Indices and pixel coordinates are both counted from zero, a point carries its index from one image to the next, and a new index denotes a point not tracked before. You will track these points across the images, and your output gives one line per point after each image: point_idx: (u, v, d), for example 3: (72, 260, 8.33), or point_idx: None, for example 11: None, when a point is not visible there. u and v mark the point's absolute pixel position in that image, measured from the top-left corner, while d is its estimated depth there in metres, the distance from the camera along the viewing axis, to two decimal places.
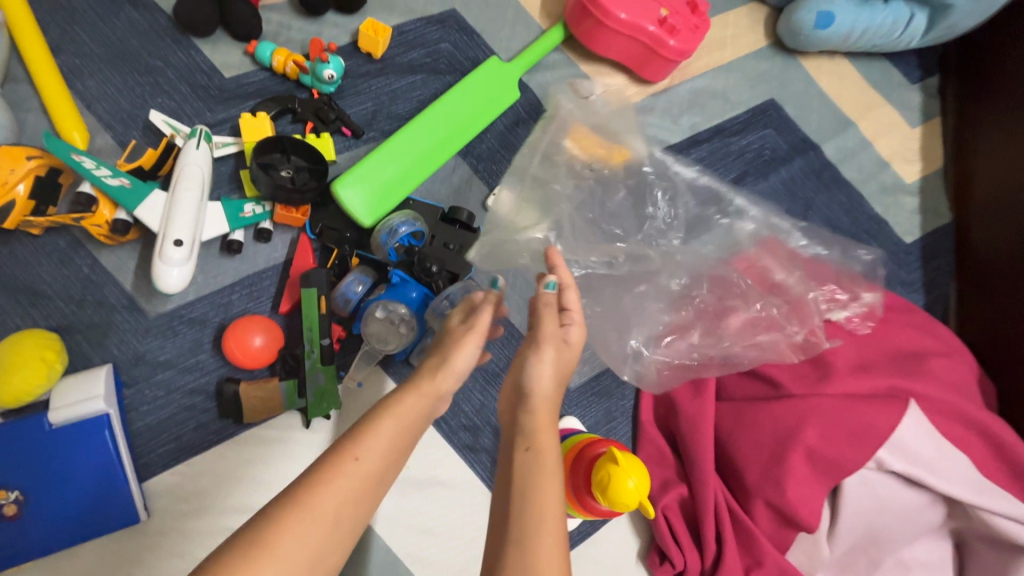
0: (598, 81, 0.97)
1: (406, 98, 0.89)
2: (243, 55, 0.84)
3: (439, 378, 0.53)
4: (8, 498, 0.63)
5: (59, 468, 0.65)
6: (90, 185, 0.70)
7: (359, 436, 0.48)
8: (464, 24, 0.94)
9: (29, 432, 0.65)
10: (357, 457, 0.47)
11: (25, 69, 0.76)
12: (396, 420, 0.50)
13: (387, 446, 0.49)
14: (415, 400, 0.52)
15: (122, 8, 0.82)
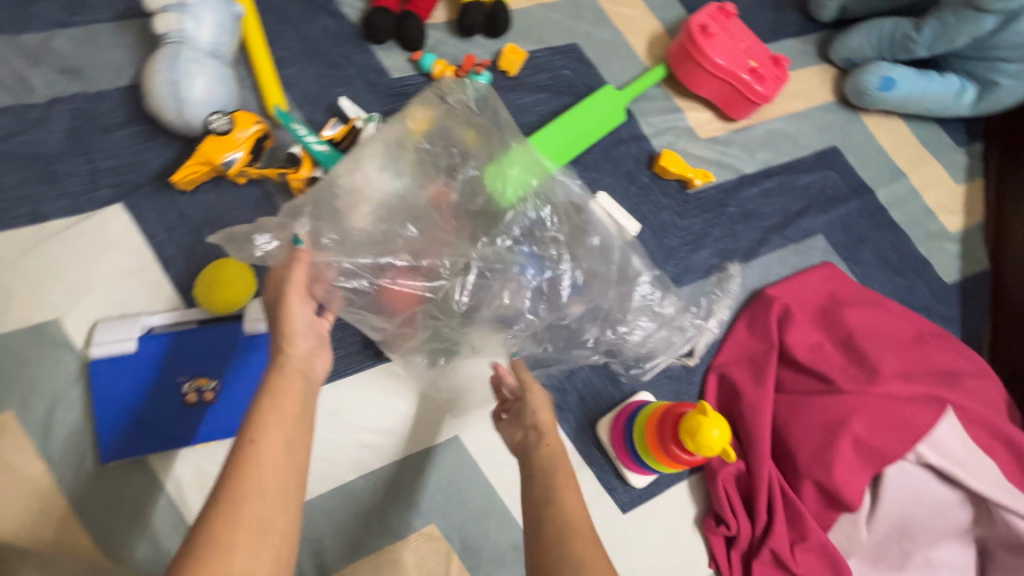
0: (689, 114, 1.14)
1: (532, 110, 1.07)
2: (408, 61, 1.03)
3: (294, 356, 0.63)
4: (208, 386, 0.79)
5: (246, 369, 0.81)
6: (299, 148, 0.88)
7: (252, 426, 0.54)
8: (583, 56, 1.12)
9: (227, 336, 0.81)
10: (253, 439, 0.53)
11: (245, 54, 0.96)
12: (276, 405, 0.57)
13: (277, 425, 0.55)
14: (289, 383, 0.60)
15: (318, 15, 1.01)
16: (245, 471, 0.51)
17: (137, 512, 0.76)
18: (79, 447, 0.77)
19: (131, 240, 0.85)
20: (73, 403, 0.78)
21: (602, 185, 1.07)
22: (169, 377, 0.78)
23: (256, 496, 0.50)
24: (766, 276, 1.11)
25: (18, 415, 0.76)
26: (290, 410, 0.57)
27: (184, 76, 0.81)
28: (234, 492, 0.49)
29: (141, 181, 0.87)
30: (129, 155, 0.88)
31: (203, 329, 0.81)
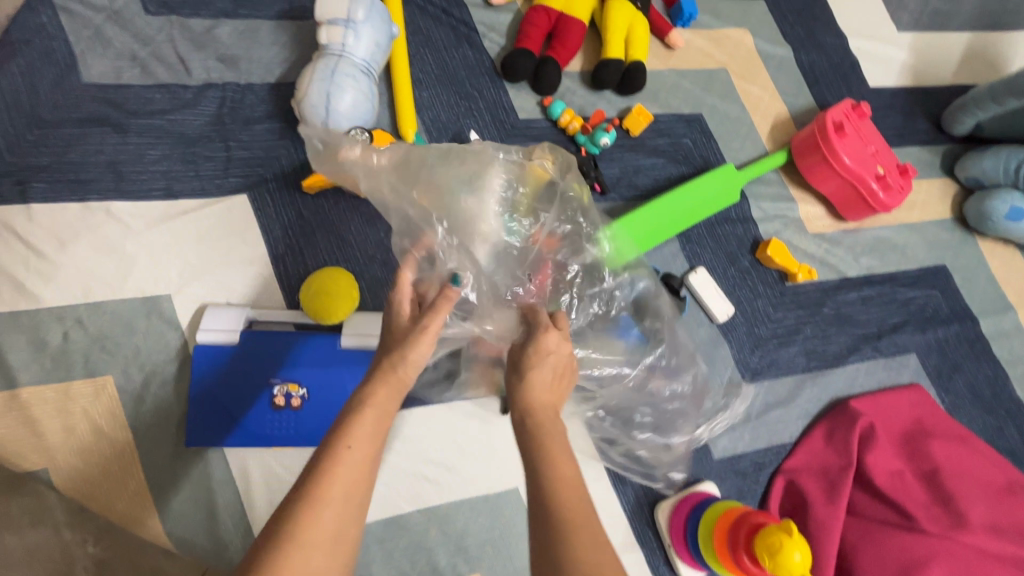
0: (801, 206, 1.11)
1: (647, 174, 1.06)
2: (536, 104, 1.03)
3: (408, 360, 0.57)
4: (296, 393, 0.80)
5: (333, 382, 0.81)
6: None
7: (344, 432, 0.52)
8: (706, 129, 1.11)
9: (321, 345, 0.82)
10: (348, 446, 0.51)
11: (386, 72, 0.98)
12: (371, 413, 0.54)
13: (369, 434, 0.52)
14: (385, 390, 0.55)
15: (461, 45, 1.03)
16: (325, 476, 0.50)
17: (207, 500, 0.78)
18: (166, 425, 0.79)
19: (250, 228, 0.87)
20: (167, 380, 0.80)
21: (701, 261, 1.05)
22: (263, 375, 0.80)
23: (333, 502, 0.49)
24: (851, 385, 1.06)
25: (117, 382, 0.79)
26: (382, 417, 0.54)
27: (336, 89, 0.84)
28: (314, 496, 0.49)
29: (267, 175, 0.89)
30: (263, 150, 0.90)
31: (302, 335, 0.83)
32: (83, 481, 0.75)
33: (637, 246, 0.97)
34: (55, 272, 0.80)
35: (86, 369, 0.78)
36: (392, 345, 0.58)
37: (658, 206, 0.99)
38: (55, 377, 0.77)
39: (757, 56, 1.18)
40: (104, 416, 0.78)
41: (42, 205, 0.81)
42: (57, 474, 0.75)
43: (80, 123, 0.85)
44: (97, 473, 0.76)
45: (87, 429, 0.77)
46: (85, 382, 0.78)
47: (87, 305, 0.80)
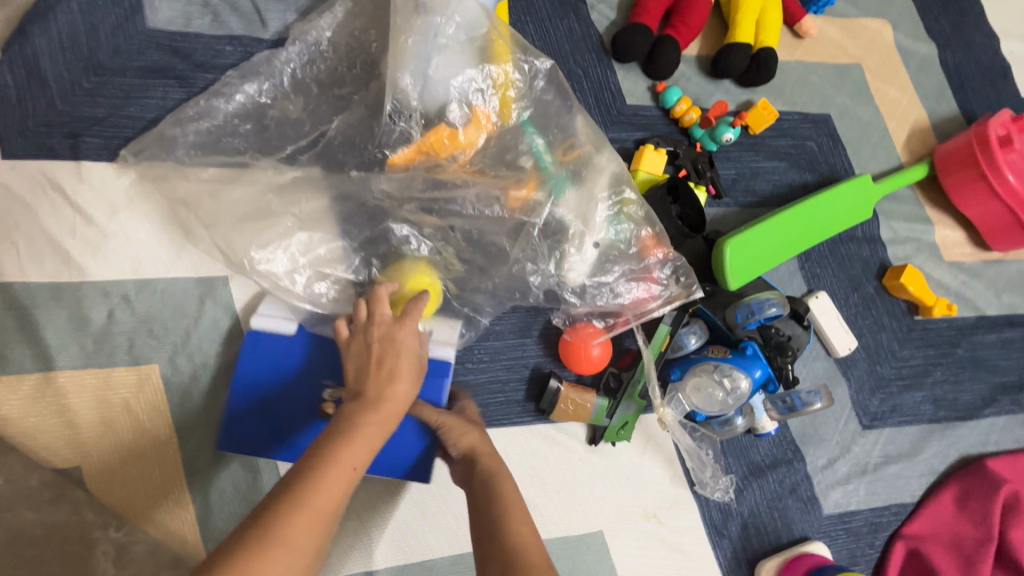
0: (937, 229, 0.97)
1: (765, 178, 0.92)
2: (647, 90, 0.90)
3: (398, 385, 0.51)
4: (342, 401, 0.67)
5: None
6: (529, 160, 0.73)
7: (351, 443, 0.46)
8: (834, 131, 0.96)
9: None
10: (354, 467, 0.45)
11: None
12: (377, 425, 0.48)
13: (371, 448, 0.47)
14: (393, 401, 0.50)
15: (566, 15, 0.90)
16: (323, 474, 0.43)
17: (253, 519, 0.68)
18: (214, 428, 0.69)
19: (305, 201, 0.71)
20: (220, 376, 0.70)
21: (821, 284, 0.91)
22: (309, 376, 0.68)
23: (322, 518, 0.41)
24: (985, 443, 0.91)
25: (163, 373, 0.69)
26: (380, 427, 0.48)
27: (432, 54, 0.71)
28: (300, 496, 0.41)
29: (331, 135, 0.75)
30: (321, 104, 0.76)
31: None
32: (114, 487, 0.65)
33: (760, 264, 0.80)
34: (103, 241, 0.70)
35: (129, 355, 0.68)
36: (393, 363, 0.52)
37: (780, 223, 0.81)
38: (93, 361, 0.67)
39: (896, 53, 1.03)
40: (146, 411, 0.67)
41: (94, 163, 0.72)
42: (88, 475, 0.64)
43: (141, 74, 0.75)
44: (131, 478, 0.65)
45: (126, 425, 0.67)
46: (129, 370, 0.68)
47: (136, 283, 0.70)
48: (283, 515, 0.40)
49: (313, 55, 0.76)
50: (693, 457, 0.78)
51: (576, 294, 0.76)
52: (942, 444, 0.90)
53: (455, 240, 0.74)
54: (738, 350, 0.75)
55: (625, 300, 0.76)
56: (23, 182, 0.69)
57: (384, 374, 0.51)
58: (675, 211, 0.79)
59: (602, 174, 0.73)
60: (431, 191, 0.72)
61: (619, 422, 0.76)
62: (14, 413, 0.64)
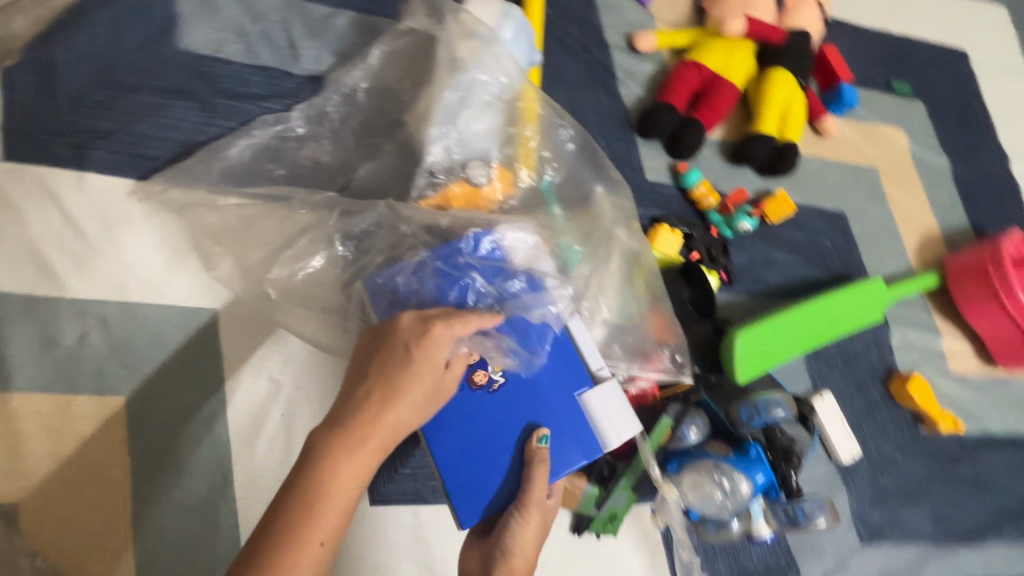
0: (945, 339, 0.95)
1: (777, 269, 0.91)
2: (668, 168, 0.91)
3: (388, 412, 0.49)
4: (496, 375, 0.60)
5: (545, 394, 0.61)
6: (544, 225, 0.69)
7: (317, 518, 0.44)
8: (849, 231, 0.96)
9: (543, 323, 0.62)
10: (323, 542, 0.44)
11: None
12: (348, 475, 0.46)
13: (341, 510, 0.45)
14: (376, 438, 0.48)
15: (595, 87, 0.91)
16: (287, 559, 0.43)
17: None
18: (176, 478, 0.63)
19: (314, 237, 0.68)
20: (191, 417, 0.65)
21: (828, 385, 0.88)
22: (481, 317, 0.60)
23: None
24: (987, 571, 0.87)
25: (129, 407, 0.64)
26: (363, 464, 0.47)
27: (461, 111, 0.70)
28: (274, 568, 0.42)
29: (354, 181, 0.74)
30: (345, 148, 0.75)
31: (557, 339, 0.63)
32: (56, 544, 0.58)
33: (771, 360, 0.77)
34: (89, 257, 0.67)
35: (95, 385, 0.63)
36: (388, 386, 0.50)
37: (792, 320, 0.79)
38: (54, 387, 0.62)
39: (910, 161, 1.05)
40: (99, 461, 0.61)
41: (97, 175, 0.69)
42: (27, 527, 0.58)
43: (164, 94, 0.73)
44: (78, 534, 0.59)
45: (77, 472, 0.61)
46: (92, 401, 0.63)
47: (118, 306, 0.66)
48: None
49: (342, 98, 0.76)
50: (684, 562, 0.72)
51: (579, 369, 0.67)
52: (944, 570, 0.85)
53: None
54: (740, 451, 0.71)
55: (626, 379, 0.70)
56: (20, 189, 0.66)
57: (379, 398, 0.50)
58: (688, 294, 0.78)
59: (616, 248, 0.71)
60: None
61: (607, 514, 0.71)
62: None
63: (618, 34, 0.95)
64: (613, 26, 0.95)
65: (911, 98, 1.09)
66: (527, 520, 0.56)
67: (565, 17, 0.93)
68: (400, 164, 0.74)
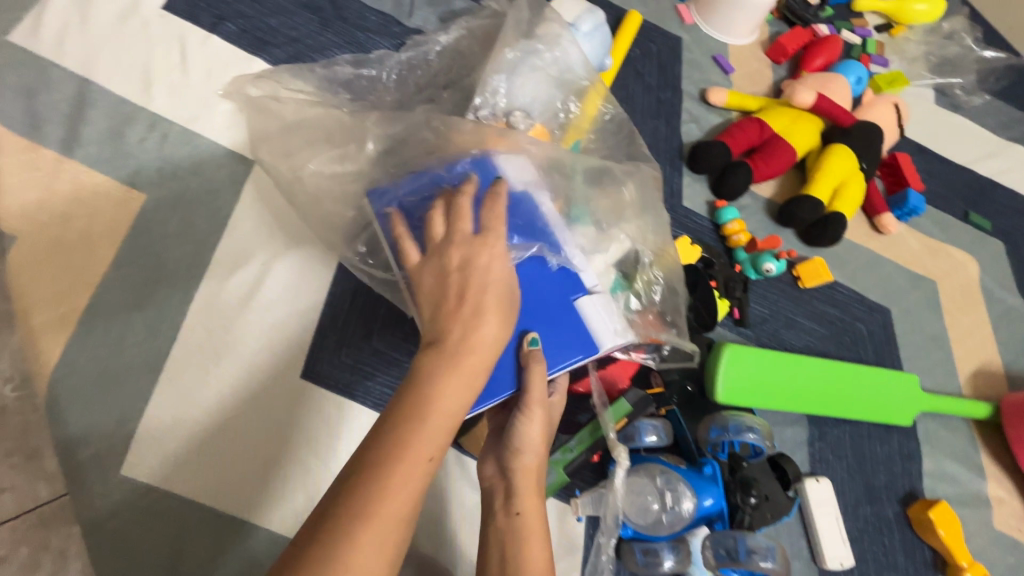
0: (988, 485, 0.80)
1: (799, 333, 0.84)
2: (707, 203, 0.91)
3: (478, 333, 0.46)
4: None
5: (549, 293, 0.60)
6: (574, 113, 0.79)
7: (420, 433, 0.40)
8: (890, 327, 0.88)
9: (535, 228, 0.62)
10: (431, 458, 0.40)
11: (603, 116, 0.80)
12: (446, 395, 0.42)
13: (438, 425, 0.41)
14: (472, 360, 0.45)
15: (658, 119, 0.97)
16: (394, 470, 0.39)
17: (134, 404, 0.61)
18: (149, 277, 0.66)
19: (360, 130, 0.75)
20: (186, 234, 0.69)
21: (830, 476, 0.75)
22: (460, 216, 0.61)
23: (393, 521, 0.38)
24: None
25: (144, 207, 0.69)
26: (468, 385, 0.44)
27: (517, 78, 0.78)
28: (374, 476, 0.38)
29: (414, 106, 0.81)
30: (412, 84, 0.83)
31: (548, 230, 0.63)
32: (169, 470, 0.60)
33: (760, 396, 0.69)
34: (180, 91, 0.78)
35: (128, 177, 0.71)
36: (480, 300, 0.48)
37: (793, 365, 0.71)
38: (98, 166, 0.70)
39: (977, 292, 0.96)
40: (221, 392, 0.64)
41: (220, 41, 0.82)
42: (146, 439, 0.60)
43: (298, 6, 0.88)
44: (196, 452, 0.61)
45: (201, 396, 0.63)
46: (119, 188, 0.70)
47: (181, 132, 0.75)
48: (351, 534, 0.36)
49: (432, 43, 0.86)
50: (596, 569, 0.61)
51: None
52: None
53: None
54: (695, 467, 0.63)
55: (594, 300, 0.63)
56: (161, 29, 0.81)
57: (469, 310, 0.47)
58: (689, 298, 0.74)
59: (615, 237, 0.71)
60: None
61: None
62: (7, 170, 0.67)
63: (695, 86, 1.03)
64: (691, 80, 1.03)
65: (991, 234, 1.03)
66: (530, 419, 0.54)
67: (651, 58, 1.02)
68: (456, 106, 0.81)
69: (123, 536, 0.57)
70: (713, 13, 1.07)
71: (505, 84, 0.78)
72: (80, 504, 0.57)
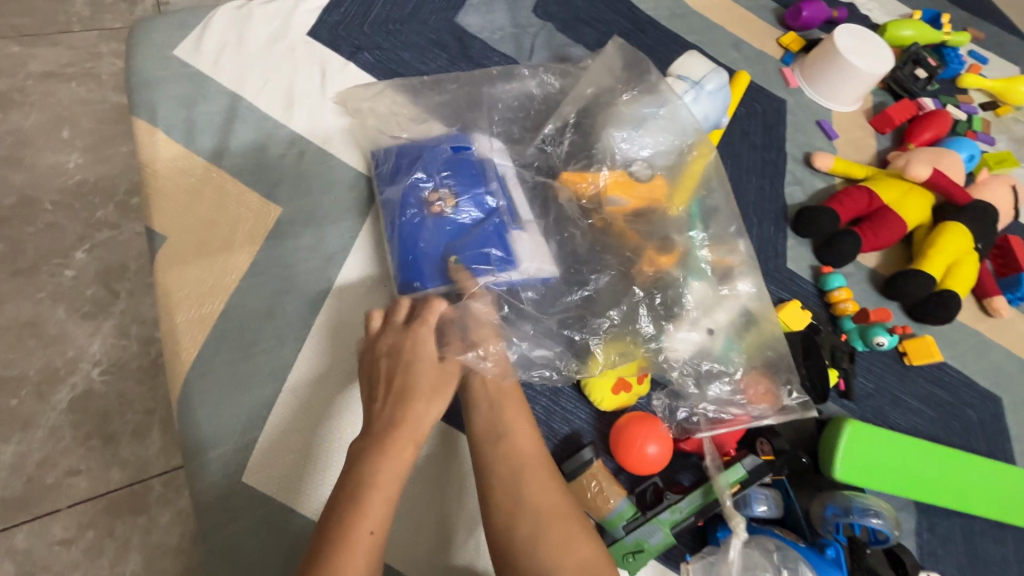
0: None
1: (905, 412, 0.81)
2: (810, 267, 0.90)
3: (408, 409, 0.51)
4: (447, 207, 0.69)
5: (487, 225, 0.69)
6: (689, 168, 0.77)
7: (359, 512, 0.44)
8: (1002, 418, 0.84)
9: (480, 173, 0.73)
10: (372, 531, 0.43)
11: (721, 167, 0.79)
12: (386, 464, 0.47)
13: (381, 491, 0.45)
14: (398, 436, 0.49)
15: (763, 178, 0.97)
16: (341, 546, 0.42)
17: (257, 412, 0.63)
18: (281, 290, 0.69)
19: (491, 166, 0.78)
20: (314, 247, 0.72)
21: (940, 572, 0.71)
22: (425, 177, 0.72)
23: None
24: None
25: (279, 219, 0.73)
26: (403, 456, 0.48)
27: (612, 116, 0.79)
28: (328, 556, 0.41)
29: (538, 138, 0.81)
30: (532, 116, 0.84)
31: (490, 182, 0.72)
32: (269, 473, 0.61)
33: (875, 478, 0.66)
34: (317, 111, 0.81)
35: (267, 191, 0.74)
36: (409, 379, 0.52)
37: (912, 450, 0.68)
38: (241, 177, 0.74)
39: None
40: (323, 397, 0.65)
41: (357, 68, 0.87)
42: (254, 443, 0.62)
43: (428, 41, 0.92)
44: (294, 470, 0.61)
45: (305, 398, 0.64)
46: (258, 200, 0.73)
47: (316, 150, 0.78)
48: None
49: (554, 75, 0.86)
50: None
51: (667, 360, 0.70)
52: None
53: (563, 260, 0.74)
54: (816, 550, 0.60)
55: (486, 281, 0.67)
56: (305, 53, 0.85)
57: (395, 391, 0.52)
58: (801, 366, 0.73)
59: (732, 296, 0.72)
60: (581, 219, 0.75)
61: (633, 543, 0.61)
62: (166, 177, 0.73)
63: (799, 149, 1.03)
64: (796, 143, 1.03)
65: None
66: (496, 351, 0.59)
67: (756, 118, 1.03)
68: (578, 140, 0.80)
69: (236, 546, 0.58)
70: (820, 79, 1.08)
71: (575, 119, 0.81)
72: (200, 508, 0.60)
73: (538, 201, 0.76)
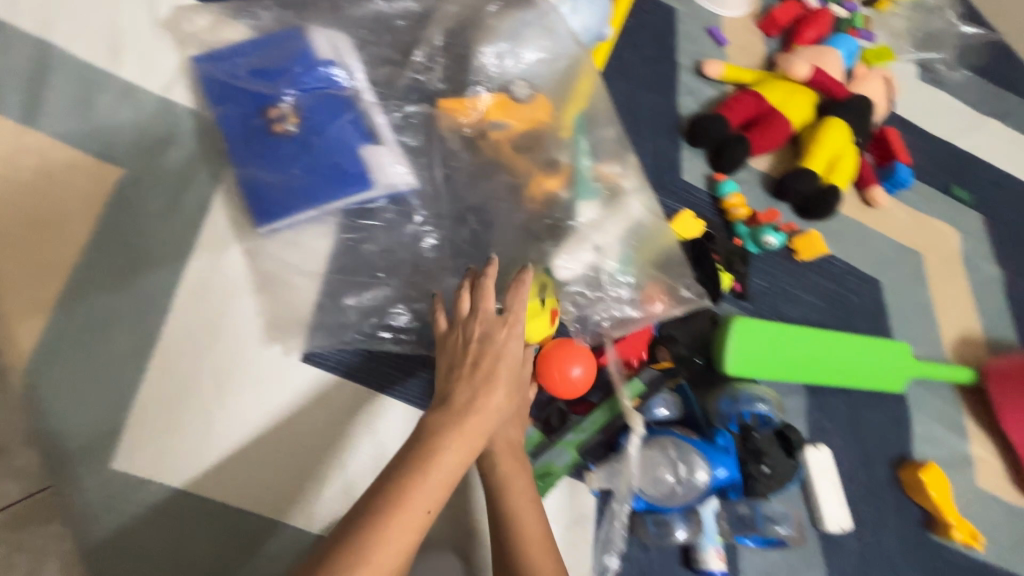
0: (973, 448, 0.83)
1: (796, 305, 0.85)
2: (706, 177, 0.91)
3: (490, 398, 0.46)
4: (290, 125, 0.68)
5: (335, 141, 0.68)
6: (574, 78, 0.73)
7: (417, 486, 0.39)
8: (880, 299, 0.90)
9: (327, 90, 0.70)
10: (427, 511, 0.39)
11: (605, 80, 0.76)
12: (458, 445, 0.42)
13: (446, 481, 0.41)
14: (475, 422, 0.44)
15: (655, 91, 0.96)
16: (389, 523, 0.37)
17: (124, 393, 0.58)
18: (135, 260, 0.62)
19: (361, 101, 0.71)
20: (167, 209, 0.65)
21: (827, 443, 0.77)
22: (263, 96, 0.69)
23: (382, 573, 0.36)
24: None
25: (120, 181, 0.64)
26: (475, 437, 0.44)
27: (486, 34, 0.73)
28: (369, 528, 0.37)
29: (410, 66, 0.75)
30: (402, 41, 0.76)
31: (338, 98, 0.70)
32: (151, 453, 0.57)
33: (763, 368, 0.70)
34: (150, 54, 0.71)
35: (101, 151, 0.65)
36: (496, 365, 0.47)
37: (797, 338, 0.72)
38: (66, 138, 0.64)
39: (960, 263, 0.99)
40: (213, 379, 0.60)
41: None
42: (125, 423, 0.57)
43: None
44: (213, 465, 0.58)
45: (181, 375, 0.60)
46: (91, 163, 0.64)
47: (156, 99, 0.69)
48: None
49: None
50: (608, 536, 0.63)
51: (565, 283, 0.68)
52: None
53: (449, 194, 0.70)
54: (709, 441, 0.65)
55: (342, 200, 0.66)
56: None
57: (481, 376, 0.46)
58: (696, 272, 0.74)
59: (626, 207, 0.69)
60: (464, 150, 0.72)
61: (542, 466, 0.63)
62: None
63: (690, 58, 1.01)
64: (687, 52, 1.01)
65: (971, 206, 1.05)
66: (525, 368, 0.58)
67: (646, 30, 1.00)
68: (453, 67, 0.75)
69: (148, 544, 0.55)
70: None
71: (444, 42, 0.76)
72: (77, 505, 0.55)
73: (419, 134, 0.72)
